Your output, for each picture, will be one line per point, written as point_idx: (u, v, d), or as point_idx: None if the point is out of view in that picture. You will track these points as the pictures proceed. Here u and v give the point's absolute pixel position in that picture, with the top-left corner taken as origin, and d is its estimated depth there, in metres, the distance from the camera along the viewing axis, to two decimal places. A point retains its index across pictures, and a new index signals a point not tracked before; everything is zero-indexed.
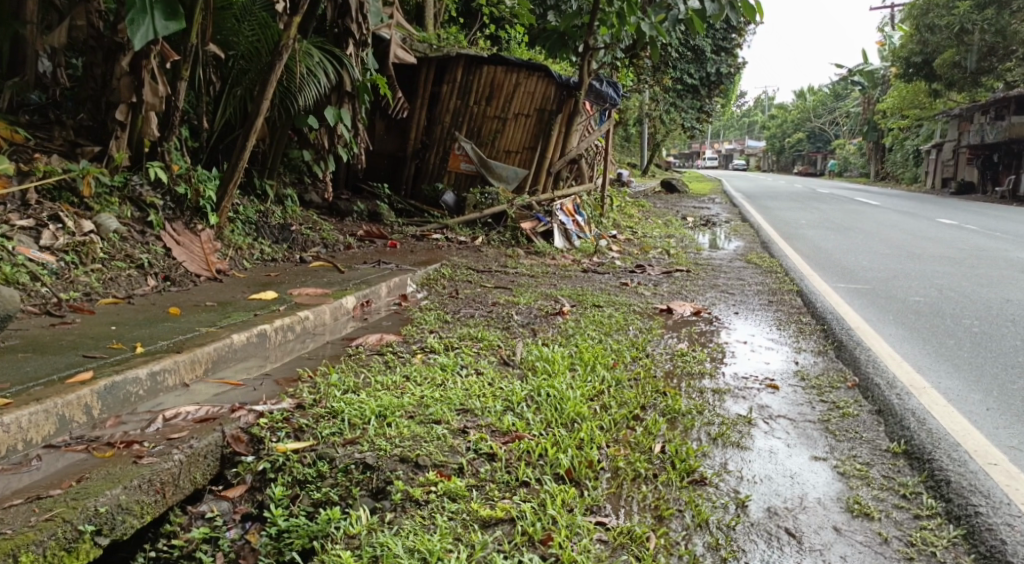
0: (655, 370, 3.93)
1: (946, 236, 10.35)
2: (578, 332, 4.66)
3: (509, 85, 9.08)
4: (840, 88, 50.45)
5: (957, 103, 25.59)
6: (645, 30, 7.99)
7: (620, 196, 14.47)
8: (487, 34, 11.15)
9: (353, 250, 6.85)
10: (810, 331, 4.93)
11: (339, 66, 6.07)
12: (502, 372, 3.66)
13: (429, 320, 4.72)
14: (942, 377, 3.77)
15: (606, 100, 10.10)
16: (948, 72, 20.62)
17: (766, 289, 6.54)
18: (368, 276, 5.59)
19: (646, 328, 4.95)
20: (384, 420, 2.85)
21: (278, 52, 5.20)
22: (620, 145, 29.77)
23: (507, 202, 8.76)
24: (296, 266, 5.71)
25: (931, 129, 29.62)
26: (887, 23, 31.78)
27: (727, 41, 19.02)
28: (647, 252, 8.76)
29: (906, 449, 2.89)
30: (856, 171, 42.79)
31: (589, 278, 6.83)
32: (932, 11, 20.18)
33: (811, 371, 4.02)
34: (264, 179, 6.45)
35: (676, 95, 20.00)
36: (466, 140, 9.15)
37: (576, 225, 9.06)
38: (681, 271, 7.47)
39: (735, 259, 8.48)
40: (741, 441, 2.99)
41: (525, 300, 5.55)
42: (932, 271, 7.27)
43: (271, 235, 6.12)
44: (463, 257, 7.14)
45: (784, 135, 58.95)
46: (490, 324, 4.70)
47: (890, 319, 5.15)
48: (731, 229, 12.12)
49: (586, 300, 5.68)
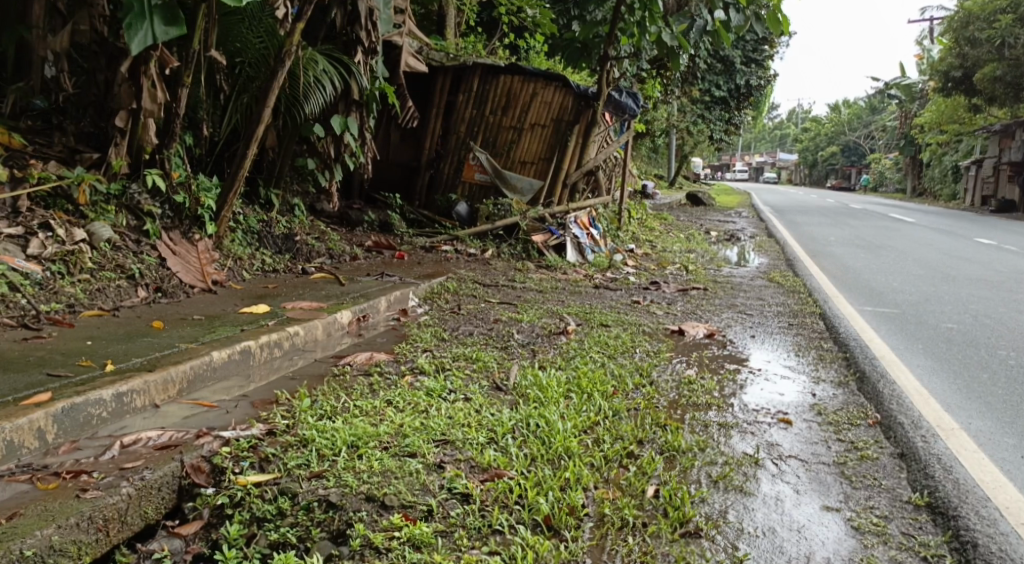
0: (658, 400, 3.71)
1: (979, 257, 9.97)
2: (581, 354, 4.45)
3: (527, 95, 8.92)
4: (874, 101, 49.66)
5: (997, 119, 24.90)
6: (666, 40, 7.78)
7: (642, 209, 14.21)
8: (507, 42, 11.00)
9: (359, 261, 6.72)
10: (830, 359, 4.66)
11: (347, 74, 5.96)
12: (493, 397, 3.46)
13: (425, 338, 4.55)
14: (973, 418, 3.48)
15: (627, 111, 9.87)
16: (988, 87, 20.04)
17: (785, 310, 6.27)
18: (368, 289, 5.45)
19: (653, 351, 4.72)
20: (356, 451, 2.67)
21: (281, 59, 5.06)
22: (648, 155, 29.46)
23: (521, 214, 8.58)
24: (297, 277, 5.59)
25: (970, 144, 28.89)
26: (925, 36, 31.16)
27: (758, 52, 18.74)
28: (664, 268, 8.54)
29: (929, 502, 2.65)
30: (890, 186, 41.94)
31: (600, 294, 6.62)
32: (972, 25, 19.67)
33: (828, 405, 3.76)
34: (270, 187, 6.32)
35: (704, 107, 19.67)
36: (482, 150, 8.99)
37: (591, 239, 8.85)
38: (698, 289, 7.22)
39: (755, 277, 8.21)
40: (746, 485, 2.76)
41: (530, 317, 5.35)
42: (963, 295, 6.94)
43: (274, 245, 6.01)
44: (471, 271, 6.97)
45: (816, 148, 58.11)
46: (488, 344, 4.52)
47: (917, 348, 4.86)
48: (755, 245, 11.81)
49: (593, 319, 5.47)
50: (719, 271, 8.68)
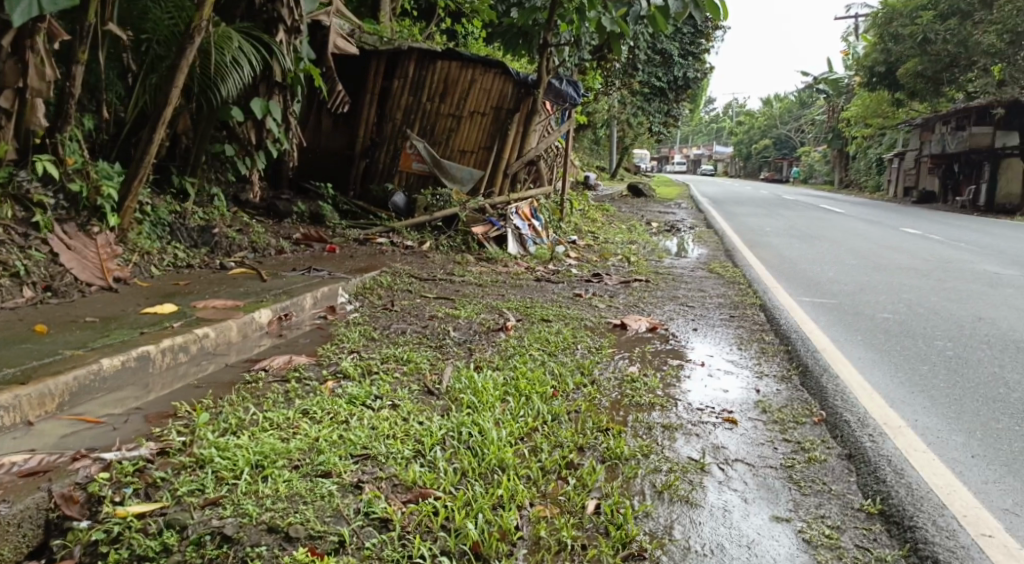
0: (600, 400, 3.48)
1: (909, 246, 10.13)
2: (520, 353, 4.19)
3: (464, 81, 8.61)
4: (804, 96, 50.94)
5: (920, 112, 25.73)
6: (606, 25, 7.51)
7: (583, 200, 14.04)
8: (444, 28, 10.66)
9: (285, 255, 6.33)
10: (773, 353, 4.52)
11: (268, 55, 5.58)
12: (423, 403, 3.17)
13: (353, 338, 4.22)
14: (918, 412, 3.33)
15: (566, 99, 9.62)
16: (910, 81, 20.55)
17: (727, 302, 6.14)
18: (292, 286, 5.08)
19: (595, 347, 4.50)
20: (262, 472, 2.35)
21: (190, 35, 4.64)
22: (588, 148, 29.43)
23: (459, 205, 8.27)
24: (214, 273, 5.19)
25: (894, 137, 29.84)
26: (852, 31, 31.88)
27: (694, 45, 18.88)
28: (606, 260, 8.34)
29: (883, 510, 2.47)
30: (819, 178, 43.03)
31: (542, 287, 6.38)
32: (895, 21, 20.19)
33: (773, 402, 3.59)
34: (185, 176, 5.88)
35: (643, 100, 19.32)
36: (419, 139, 8.65)
37: (533, 230, 8.57)
38: (640, 281, 7.06)
39: (696, 268, 8.10)
40: (692, 495, 2.54)
41: (467, 313, 5.06)
42: (900, 284, 6.94)
43: (188, 239, 5.65)
44: (407, 264, 6.64)
45: (750, 141, 59.33)
46: (421, 344, 4.22)
47: (858, 339, 4.76)
48: (696, 235, 11.76)
49: (533, 314, 5.21)
50: (661, 262, 8.54)
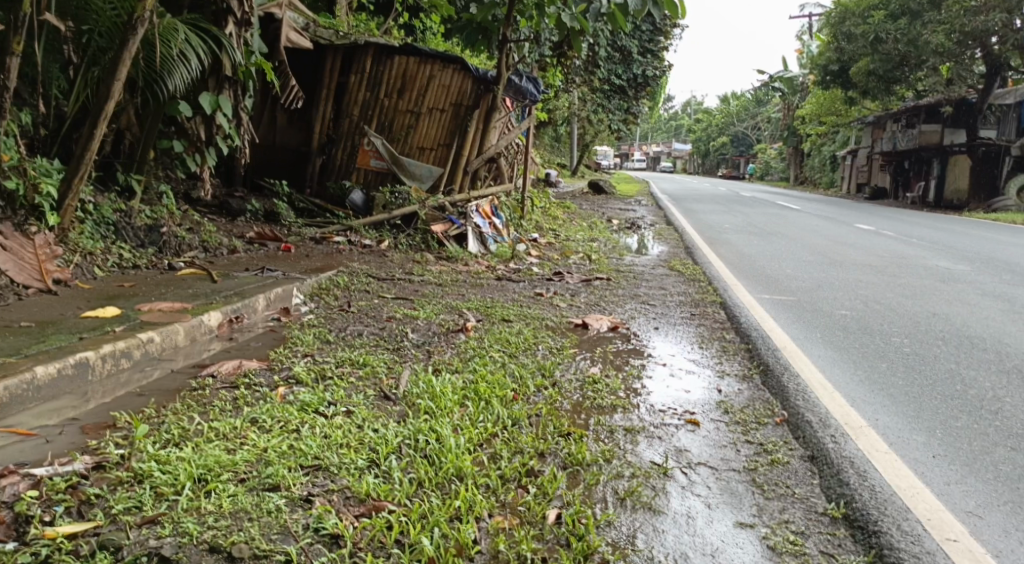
0: (561, 403, 3.42)
1: (863, 242, 10.30)
2: (480, 355, 4.10)
3: (423, 77, 8.48)
4: (761, 94, 51.71)
5: (871, 111, 26.28)
6: (566, 20, 7.37)
7: (544, 197, 13.99)
8: (401, 23, 10.51)
9: (237, 254, 6.14)
10: (734, 352, 4.50)
11: (217, 49, 5.45)
12: (378, 410, 3.06)
13: (307, 341, 4.09)
14: (877, 410, 3.33)
15: (526, 96, 9.54)
16: (862, 81, 20.90)
17: (688, 299, 6.13)
18: (243, 286, 4.92)
19: (557, 348, 4.43)
20: (205, 486, 2.22)
21: (132, 26, 4.48)
22: (549, 145, 29.42)
23: (419, 203, 8.15)
24: (161, 274, 5.01)
25: (847, 135, 30.48)
26: (806, 31, 32.40)
27: (654, 43, 18.97)
28: (567, 258, 8.29)
29: (847, 514, 2.45)
30: (776, 175, 43.76)
31: (503, 286, 6.29)
32: (848, 20, 20.53)
33: (735, 402, 3.56)
34: (130, 173, 5.64)
35: (604, 96, 19.43)
36: (377, 135, 8.49)
37: (493, 228, 8.46)
38: (601, 279, 7.02)
39: (657, 266, 8.10)
40: (655, 501, 2.48)
41: (427, 314, 4.95)
42: (855, 280, 7.03)
43: (135, 238, 5.45)
44: (365, 264, 6.49)
45: (708, 138, 60.05)
46: (378, 347, 4.10)
47: (817, 337, 4.77)
48: (656, 232, 11.80)
49: (494, 314, 5.13)
50: (622, 260, 8.52)
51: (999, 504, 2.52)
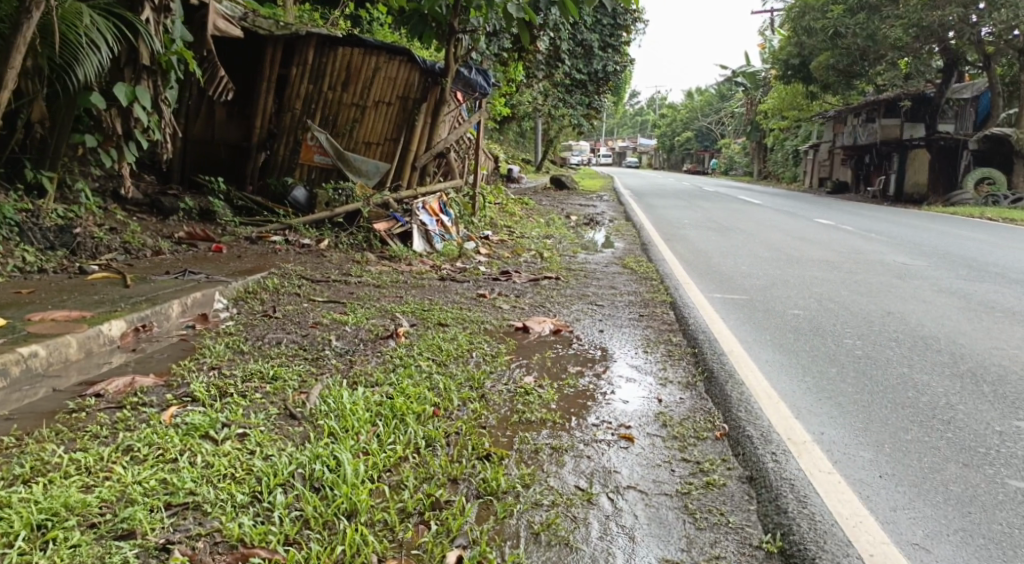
0: (487, 418, 3.15)
1: (821, 237, 10.19)
2: (405, 365, 3.81)
3: (368, 69, 8.13)
4: (724, 90, 51.90)
5: (832, 105, 26.41)
6: (513, 11, 7.00)
7: (501, 193, 13.69)
8: (347, 13, 10.13)
9: (161, 255, 5.78)
10: (678, 356, 4.29)
11: (132, 36, 5.14)
12: (278, 432, 2.77)
13: (216, 352, 3.77)
14: (825, 422, 3.12)
15: (476, 88, 9.24)
16: (822, 75, 20.90)
17: (637, 299, 5.91)
18: (158, 292, 4.58)
19: (492, 355, 4.17)
20: (44, 535, 1.98)
21: (25, 9, 4.09)
22: (512, 140, 29.11)
23: (363, 200, 7.82)
24: (68, 280, 4.65)
25: (809, 129, 30.67)
26: (767, 27, 32.36)
27: (614, 37, 18.74)
28: (518, 256, 8.02)
29: (782, 548, 2.24)
30: (740, 170, 43.94)
31: (445, 288, 6.00)
32: (808, 15, 20.47)
33: (673, 413, 3.33)
34: (41, 170, 5.33)
35: (564, 91, 19.16)
36: (320, 130, 8.13)
37: (441, 226, 8.15)
38: (550, 278, 6.76)
39: (610, 263, 7.87)
40: (572, 536, 2.24)
41: (356, 319, 4.65)
42: (810, 277, 6.87)
43: (43, 240, 5.10)
44: (299, 265, 6.15)
45: (673, 133, 60.20)
46: (295, 358, 3.80)
47: (766, 339, 4.57)
48: (614, 228, 11.60)
49: (430, 318, 4.84)
50: (575, 257, 8.28)
51: (949, 535, 2.31)
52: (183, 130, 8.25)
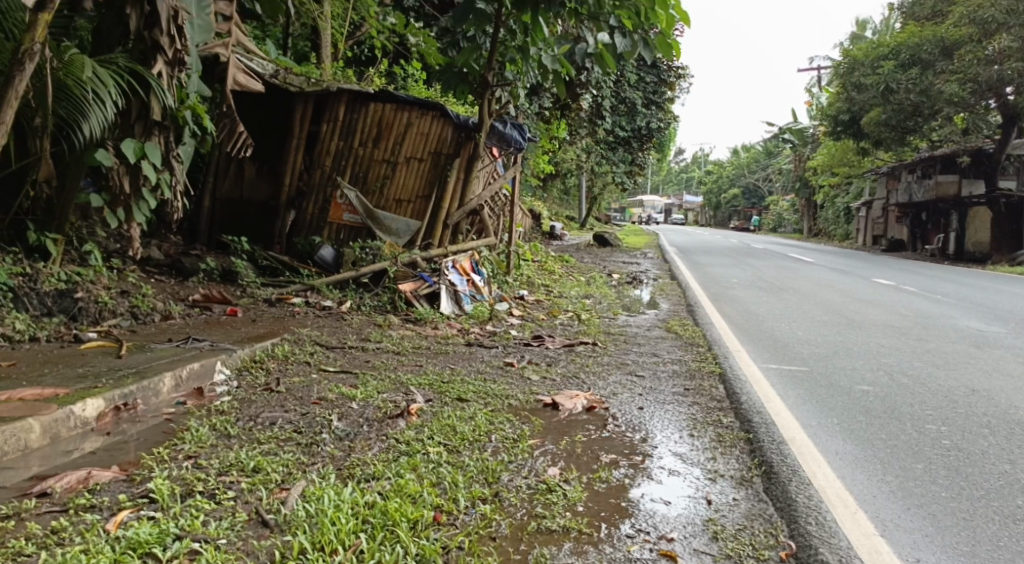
0: (499, 525, 2.64)
1: (884, 299, 9.44)
2: (410, 454, 3.29)
3: (400, 125, 7.86)
4: (771, 147, 51.22)
5: (885, 162, 25.56)
6: (547, 62, 6.64)
7: (541, 250, 13.26)
8: (382, 71, 9.94)
9: (170, 318, 5.42)
10: (730, 442, 3.70)
11: (142, 91, 4.86)
12: (236, 549, 2.34)
13: (198, 436, 3.32)
14: (920, 547, 2.56)
15: (511, 144, 8.84)
16: (876, 131, 19.68)
17: (682, 370, 5.32)
18: (152, 362, 4.21)
19: (513, 439, 3.61)
20: None
21: (19, 61, 3.79)
22: (556, 197, 28.79)
23: (389, 259, 7.42)
24: (59, 350, 4.33)
25: (861, 187, 29.85)
26: (815, 83, 31.90)
27: (659, 94, 18.35)
28: (554, 318, 7.51)
29: None
30: (789, 228, 42.82)
31: (470, 355, 5.50)
32: (858, 70, 19.74)
33: (725, 520, 2.76)
34: (46, 232, 5.10)
35: (607, 148, 18.81)
36: (350, 187, 7.84)
37: (471, 286, 7.68)
38: (586, 344, 6.22)
39: (652, 327, 7.29)
40: None
41: (364, 393, 4.16)
42: (877, 346, 6.19)
43: (42, 306, 4.82)
44: (315, 329, 5.74)
45: (719, 190, 59.48)
46: (286, 444, 3.33)
47: (833, 424, 3.95)
48: (658, 287, 11.02)
49: (448, 393, 4.33)
50: (615, 320, 7.73)
51: None
52: (211, 188, 8.04)
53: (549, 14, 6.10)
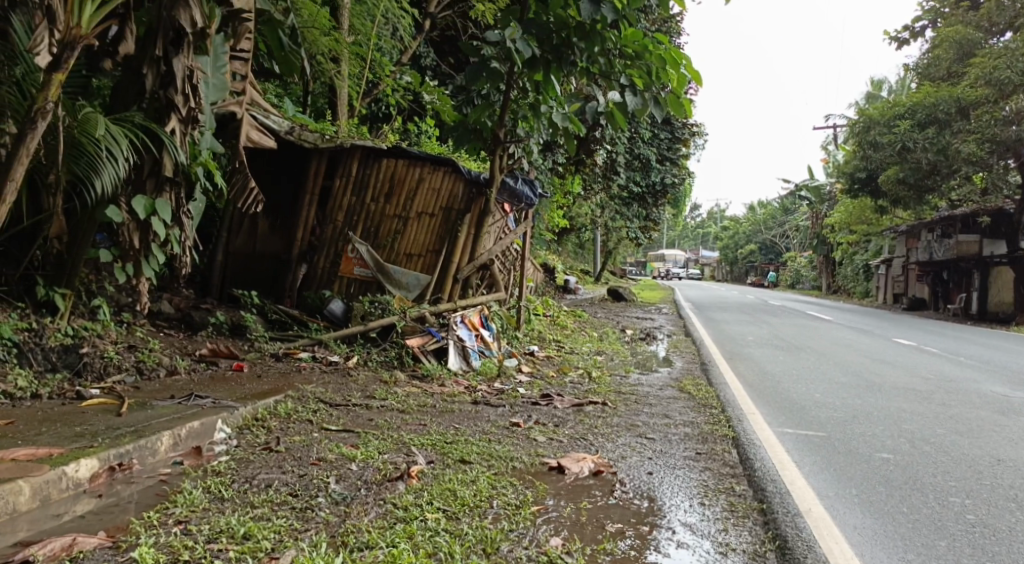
0: None
1: (903, 360, 9.23)
2: (407, 520, 3.19)
3: (411, 180, 7.93)
4: (788, 203, 51.23)
5: (903, 220, 25.41)
6: (558, 119, 6.69)
7: (553, 305, 13.17)
8: (396, 127, 10.05)
9: (175, 373, 5.37)
10: (743, 512, 3.57)
11: (155, 147, 4.90)
12: None
13: (190, 499, 3.23)
14: None
15: (522, 200, 8.86)
16: (892, 189, 19.60)
17: (694, 433, 5.17)
18: (152, 420, 4.13)
19: (515, 505, 3.49)
20: None
21: (32, 118, 3.81)
22: (571, 251, 28.77)
23: (399, 314, 7.37)
24: (59, 407, 4.27)
25: (879, 245, 29.67)
26: (831, 139, 31.99)
27: (673, 151, 18.43)
28: (564, 376, 7.40)
29: None
30: (807, 284, 42.48)
31: (477, 415, 5.38)
32: (873, 129, 19.73)
33: None
34: (55, 286, 5.11)
35: (622, 204, 18.83)
36: (361, 242, 7.86)
37: (480, 341, 7.60)
38: (597, 404, 6.08)
39: (665, 387, 7.14)
40: None
41: (365, 454, 4.06)
42: (896, 410, 6.01)
43: (45, 361, 4.79)
44: (321, 386, 5.66)
45: (735, 245, 59.35)
46: (281, 508, 3.24)
47: (851, 496, 3.84)
48: (671, 344, 10.86)
49: (451, 454, 4.21)
50: (627, 378, 7.59)
51: None
52: (224, 242, 8.08)
53: (561, 72, 6.08)
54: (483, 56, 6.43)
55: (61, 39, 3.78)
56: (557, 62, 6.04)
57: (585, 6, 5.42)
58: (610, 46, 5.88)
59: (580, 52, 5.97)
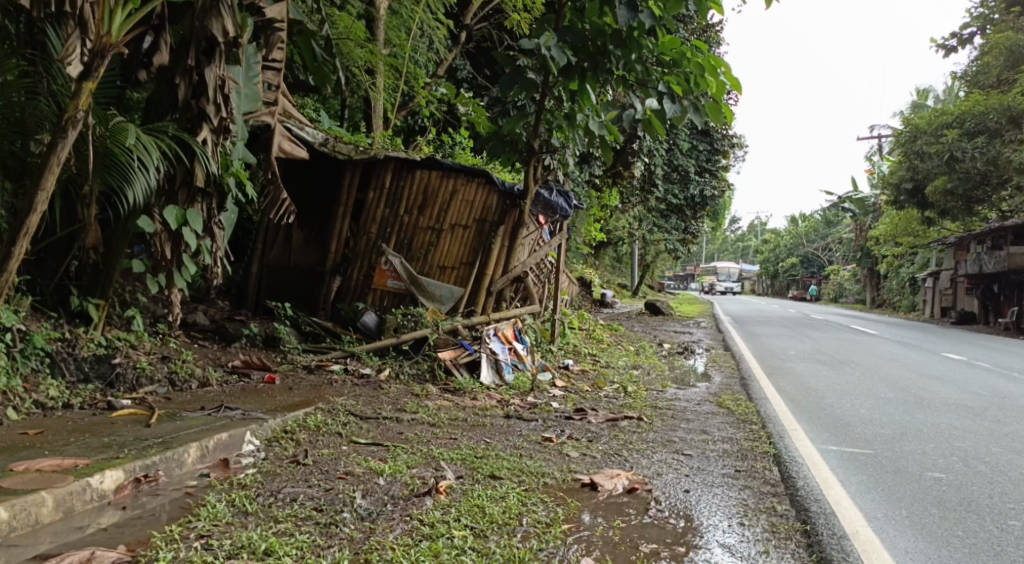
0: None
1: (954, 376, 8.86)
2: (433, 538, 3.09)
3: (445, 192, 7.87)
4: (830, 215, 50.28)
5: (951, 231, 24.69)
6: (594, 128, 6.58)
7: (589, 319, 12.99)
8: (430, 139, 10.04)
9: (206, 384, 5.35)
10: (785, 535, 3.38)
11: (187, 158, 4.91)
12: None
13: (214, 514, 3.17)
14: None
15: (557, 211, 8.74)
16: (940, 200, 19.06)
17: (733, 449, 4.98)
18: (180, 431, 4.10)
19: (546, 523, 3.36)
20: None
21: (61, 128, 3.82)
22: (608, 265, 28.49)
23: (431, 327, 7.30)
24: (90, 418, 4.27)
25: (926, 258, 28.87)
26: (876, 149, 31.32)
27: (712, 163, 18.17)
28: (599, 390, 7.23)
29: None
30: (851, 298, 41.48)
31: (509, 429, 5.26)
32: (919, 139, 19.17)
33: None
34: (89, 296, 5.14)
35: (659, 216, 18.59)
36: (394, 254, 7.82)
37: (513, 354, 7.48)
38: (632, 419, 5.92)
39: (703, 402, 6.94)
40: None
41: (393, 469, 3.97)
42: (948, 427, 5.73)
43: (78, 371, 4.81)
44: (351, 398, 5.60)
45: (776, 258, 58.33)
46: (305, 523, 3.16)
47: (902, 518, 3.62)
48: (710, 359, 10.59)
49: (481, 470, 4.10)
50: (664, 392, 7.40)
51: None
52: (259, 255, 8.12)
53: (596, 81, 5.94)
54: (518, 66, 6.37)
55: (91, 48, 3.80)
56: (592, 70, 5.91)
57: (623, 13, 5.32)
58: (647, 54, 5.77)
59: (616, 60, 5.84)
